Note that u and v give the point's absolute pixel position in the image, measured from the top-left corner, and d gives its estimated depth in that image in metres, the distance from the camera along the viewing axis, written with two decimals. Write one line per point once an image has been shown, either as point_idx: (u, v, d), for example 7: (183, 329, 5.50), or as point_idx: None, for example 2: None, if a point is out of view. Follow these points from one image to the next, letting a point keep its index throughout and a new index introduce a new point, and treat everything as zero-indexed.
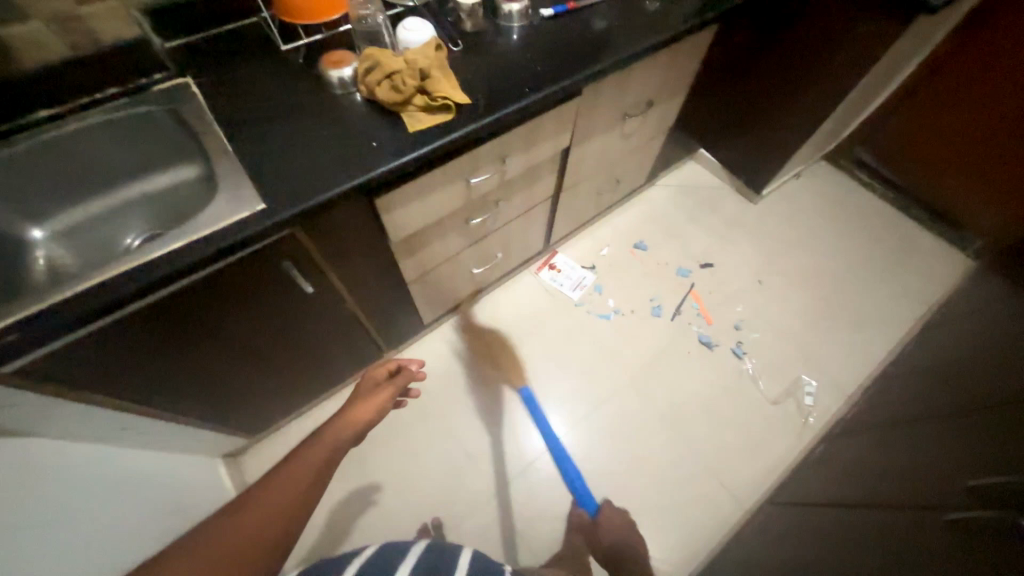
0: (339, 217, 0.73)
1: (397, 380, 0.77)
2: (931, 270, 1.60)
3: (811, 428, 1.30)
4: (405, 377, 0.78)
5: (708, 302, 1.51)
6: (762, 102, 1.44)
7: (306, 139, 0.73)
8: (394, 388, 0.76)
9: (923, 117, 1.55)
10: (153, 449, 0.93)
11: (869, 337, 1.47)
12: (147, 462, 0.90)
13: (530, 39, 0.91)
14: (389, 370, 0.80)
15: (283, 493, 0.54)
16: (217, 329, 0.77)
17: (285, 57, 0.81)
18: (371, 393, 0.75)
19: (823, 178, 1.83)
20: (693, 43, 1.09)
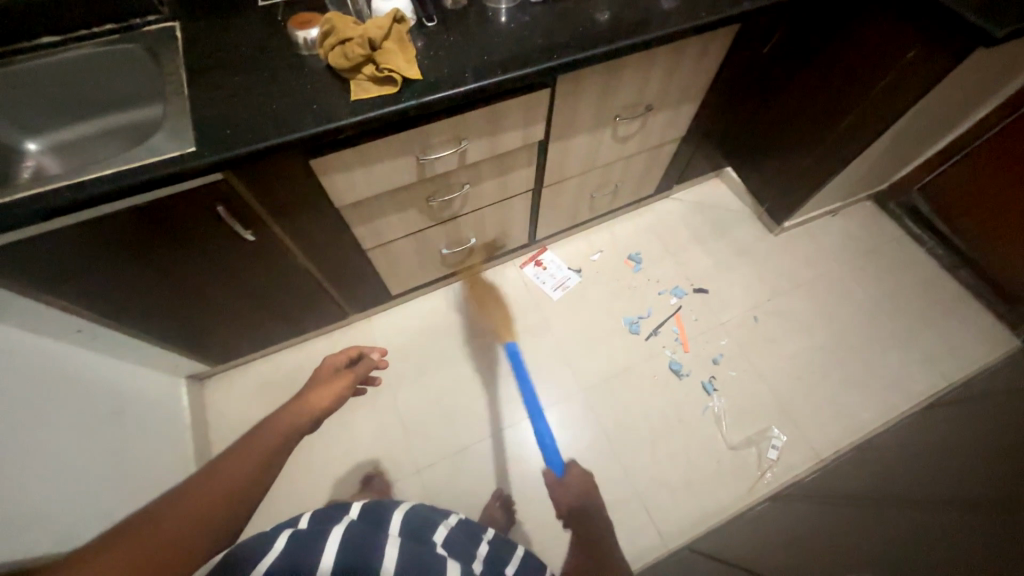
0: (275, 172, 0.76)
1: (358, 367, 0.77)
2: (965, 344, 1.40)
3: (767, 484, 1.20)
4: (366, 363, 0.79)
5: (690, 329, 1.42)
6: (794, 123, 1.31)
7: (255, 92, 0.75)
8: (355, 374, 0.76)
9: (995, 167, 1.34)
10: (117, 356, 1.01)
11: (866, 402, 1.31)
12: (107, 367, 0.98)
13: (513, 22, 0.88)
14: (349, 357, 0.80)
15: (259, 453, 0.52)
16: (160, 260, 0.82)
17: (265, 13, 0.85)
18: (332, 377, 0.74)
19: (863, 220, 1.64)
20: (704, 48, 1.01)
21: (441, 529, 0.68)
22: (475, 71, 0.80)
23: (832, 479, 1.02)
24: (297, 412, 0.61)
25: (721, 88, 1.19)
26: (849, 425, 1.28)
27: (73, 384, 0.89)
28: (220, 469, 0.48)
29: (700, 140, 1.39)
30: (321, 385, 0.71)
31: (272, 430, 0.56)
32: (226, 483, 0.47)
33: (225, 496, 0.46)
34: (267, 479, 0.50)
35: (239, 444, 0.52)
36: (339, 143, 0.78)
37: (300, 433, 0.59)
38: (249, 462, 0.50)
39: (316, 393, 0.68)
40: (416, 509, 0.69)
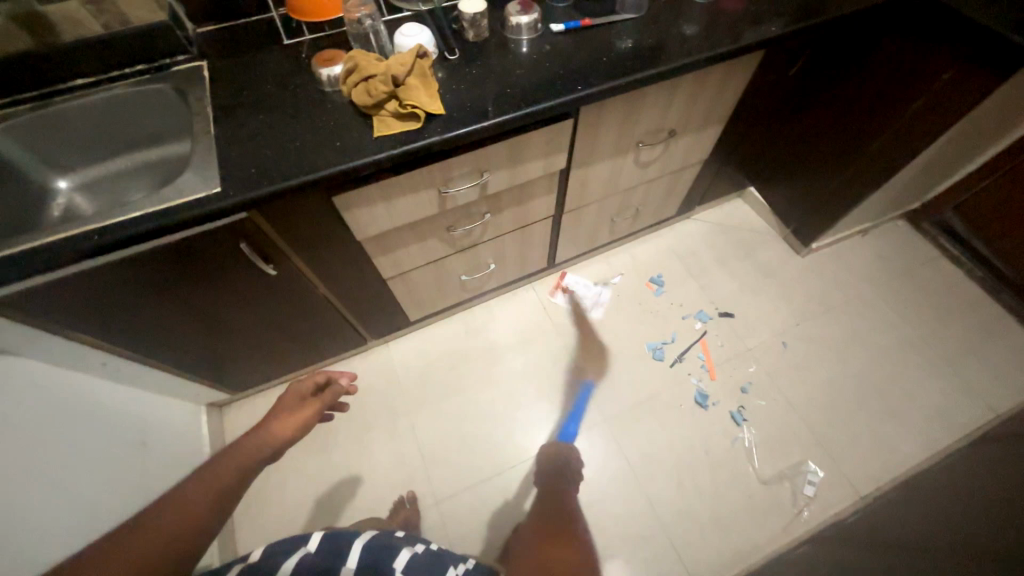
0: (299, 210, 0.76)
1: (322, 398, 0.70)
2: (1011, 372, 1.32)
3: (803, 523, 1.13)
4: (333, 392, 0.72)
5: (716, 355, 1.37)
6: (821, 143, 1.27)
7: (279, 131, 0.75)
8: (321, 403, 0.70)
9: None
10: (140, 388, 1.01)
11: (906, 434, 1.24)
12: (131, 400, 0.98)
13: (535, 53, 0.87)
14: (316, 383, 0.72)
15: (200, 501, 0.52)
16: (183, 295, 0.82)
17: (290, 50, 0.86)
18: (292, 407, 0.68)
19: (895, 240, 1.57)
20: (729, 73, 0.99)
21: (402, 557, 0.64)
22: (497, 104, 0.79)
23: (874, 521, 0.95)
24: (247, 451, 0.59)
25: (745, 111, 1.16)
26: (890, 460, 1.21)
27: (95, 418, 0.88)
28: (159, 518, 0.49)
29: (723, 161, 1.35)
30: (278, 416, 0.66)
31: (217, 473, 0.55)
32: (168, 528, 0.49)
33: (163, 550, 0.48)
34: (205, 531, 0.51)
35: (181, 489, 0.53)
36: (362, 179, 0.77)
37: (250, 473, 0.58)
38: (188, 512, 0.51)
39: (272, 426, 0.64)
40: (377, 537, 0.66)
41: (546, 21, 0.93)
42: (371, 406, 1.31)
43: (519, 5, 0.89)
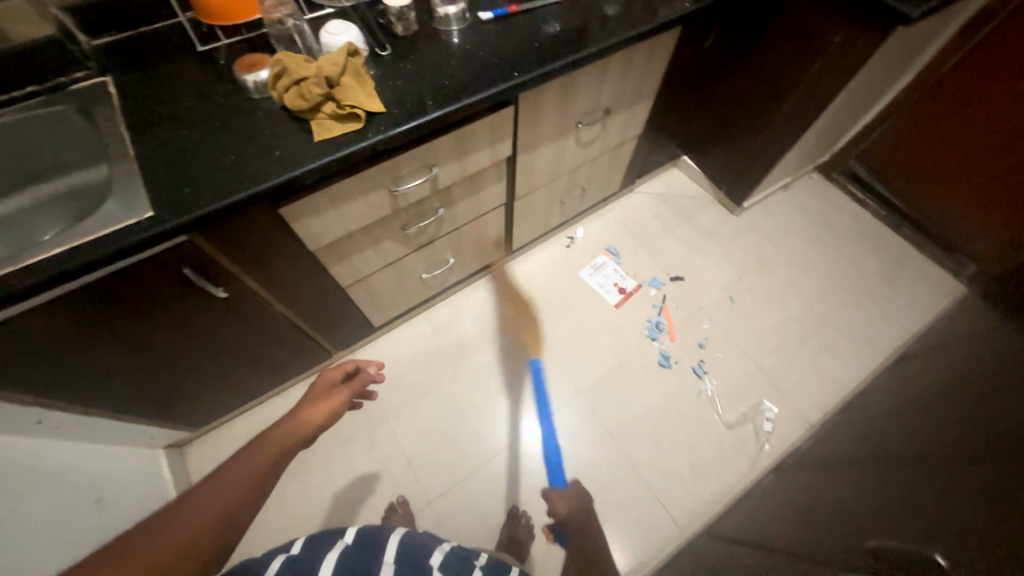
0: (243, 226, 0.72)
1: (354, 382, 0.71)
2: (917, 294, 1.51)
3: (767, 456, 1.25)
4: (361, 378, 0.72)
5: (673, 317, 1.46)
6: (742, 108, 1.37)
7: (209, 145, 0.71)
8: (350, 390, 0.70)
9: (924, 129, 1.46)
10: (85, 443, 0.91)
11: (841, 363, 1.39)
12: (75, 459, 0.88)
13: (467, 43, 0.87)
14: (345, 371, 0.73)
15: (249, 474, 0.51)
16: (125, 332, 0.76)
17: (206, 58, 0.80)
18: (324, 396, 0.68)
19: (813, 192, 1.73)
20: (653, 49, 1.04)
21: (436, 557, 0.63)
22: (437, 97, 0.79)
23: (825, 443, 1.07)
24: (288, 431, 0.58)
25: (672, 84, 1.23)
26: (831, 387, 1.35)
27: (46, 479, 0.80)
28: (209, 488, 0.48)
29: (657, 134, 1.42)
30: (311, 403, 0.65)
31: (261, 449, 0.54)
32: (222, 492, 0.48)
33: (214, 518, 0.45)
34: (253, 503, 0.48)
35: (229, 464, 0.51)
36: (308, 187, 0.74)
37: (291, 452, 0.57)
38: (237, 485, 0.49)
39: (308, 411, 0.64)
40: (412, 535, 0.64)
41: (474, 9, 0.93)
42: (346, 419, 1.27)
43: None
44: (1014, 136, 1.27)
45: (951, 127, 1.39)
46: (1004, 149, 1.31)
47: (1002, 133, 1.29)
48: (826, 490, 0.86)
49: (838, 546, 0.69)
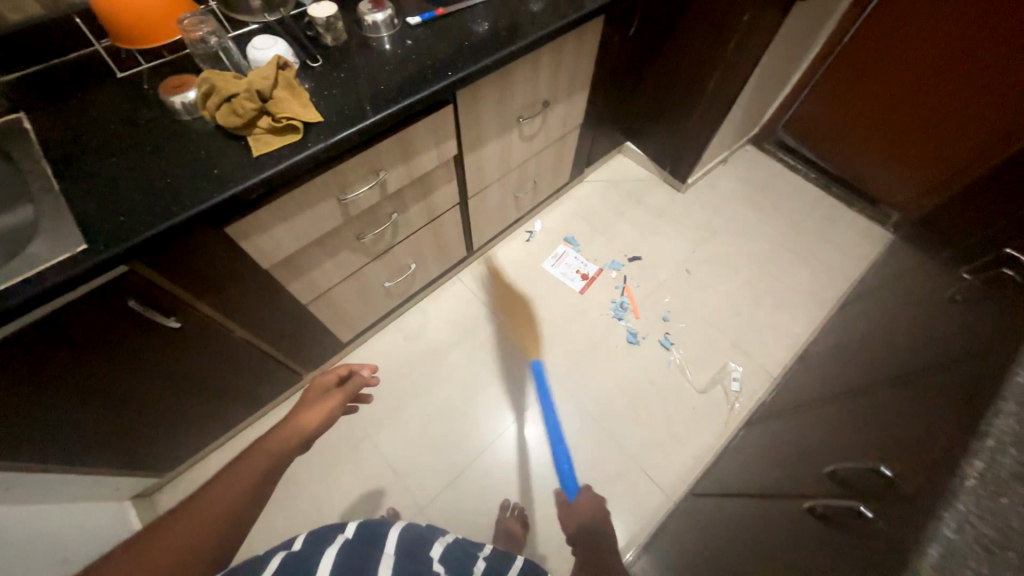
0: (188, 251, 0.70)
1: (347, 387, 0.67)
2: (852, 246, 1.63)
3: (738, 414, 1.31)
4: (355, 384, 0.68)
5: (636, 295, 1.52)
6: (673, 89, 1.45)
7: (142, 171, 0.69)
8: (345, 394, 0.66)
9: (839, 94, 1.60)
10: (47, 502, 0.84)
11: (794, 317, 1.48)
12: (40, 522, 0.81)
13: (399, 48, 0.89)
14: (339, 375, 0.69)
15: (244, 483, 0.51)
16: (75, 377, 0.72)
17: (128, 84, 0.78)
18: (316, 403, 0.64)
19: (749, 163, 1.84)
20: (581, 40, 1.08)
21: (436, 549, 0.63)
22: (375, 102, 0.80)
23: (788, 393, 1.14)
24: (281, 442, 0.57)
25: (604, 73, 1.28)
26: (787, 341, 1.44)
27: (22, 541, 0.75)
28: (203, 500, 0.49)
29: (598, 122, 1.48)
30: (302, 412, 0.62)
31: (256, 456, 0.55)
32: (220, 506, 0.49)
33: (211, 525, 0.47)
34: (247, 513, 0.50)
35: (223, 474, 0.52)
36: (252, 204, 0.73)
37: (285, 460, 0.57)
38: (230, 496, 0.50)
39: (299, 420, 0.60)
40: (410, 528, 0.63)
41: (401, 15, 0.94)
42: (325, 439, 1.25)
43: (371, 3, 0.89)
44: (917, 89, 1.41)
45: (864, 88, 1.53)
46: (910, 102, 1.44)
47: (906, 89, 1.43)
48: (790, 433, 0.92)
49: (800, 477, 0.74)
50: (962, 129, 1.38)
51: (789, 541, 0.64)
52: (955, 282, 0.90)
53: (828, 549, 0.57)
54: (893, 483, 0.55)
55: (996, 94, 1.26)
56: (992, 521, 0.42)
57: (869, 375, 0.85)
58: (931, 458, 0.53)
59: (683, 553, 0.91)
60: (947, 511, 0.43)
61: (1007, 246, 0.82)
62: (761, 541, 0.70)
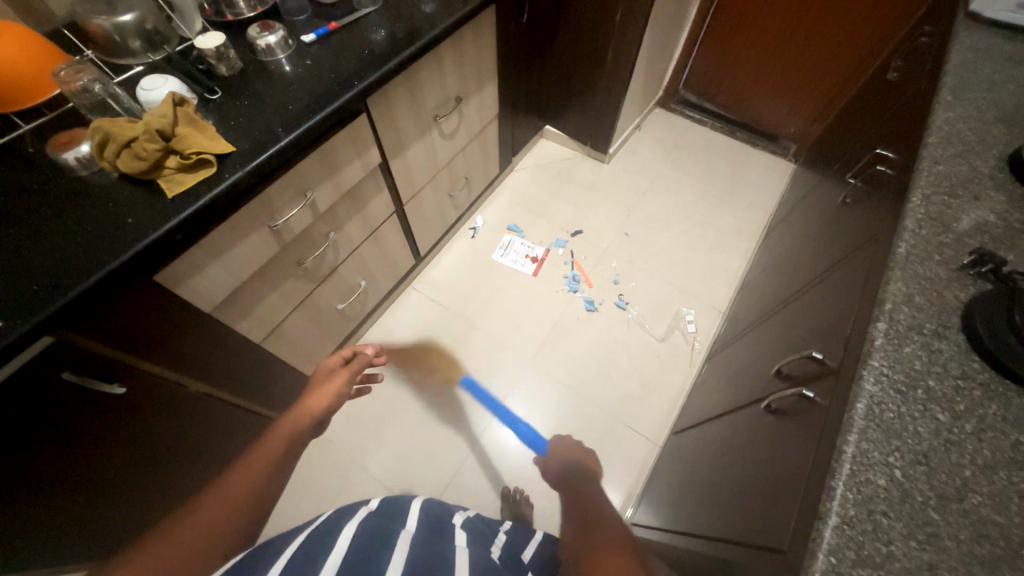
0: (118, 309, 0.66)
1: (354, 364, 0.76)
2: (764, 181, 1.79)
3: (699, 351, 1.41)
4: (360, 361, 0.77)
5: (586, 266, 1.58)
6: (577, 65, 1.52)
7: (46, 236, 0.64)
8: (352, 371, 0.75)
9: (722, 48, 1.77)
10: None
11: (728, 254, 1.61)
12: None
13: (300, 68, 0.88)
14: (343, 357, 0.79)
15: (260, 467, 0.51)
16: (24, 473, 0.65)
17: (9, 149, 0.72)
18: (326, 379, 0.73)
19: (661, 125, 1.97)
20: (480, 33, 1.12)
21: (457, 519, 0.64)
22: (286, 123, 0.79)
23: (737, 321, 1.24)
24: (297, 419, 0.62)
25: (509, 62, 1.33)
26: (726, 276, 1.56)
27: None
28: (223, 484, 0.48)
29: (514, 111, 1.53)
30: (316, 389, 0.71)
31: (270, 440, 0.56)
32: (243, 485, 0.48)
33: (235, 506, 0.46)
34: (271, 490, 0.49)
35: (242, 460, 0.52)
36: (180, 246, 0.71)
37: (303, 441, 0.59)
38: (251, 477, 0.50)
39: (311, 399, 0.68)
40: (429, 503, 0.64)
41: (294, 35, 0.93)
42: (312, 476, 1.21)
43: (260, 28, 0.87)
44: (784, 31, 1.59)
45: (742, 37, 1.70)
46: (780, 43, 1.63)
47: (775, 32, 1.61)
48: (743, 352, 1.01)
49: (754, 386, 0.82)
50: (827, 62, 1.57)
51: (754, 440, 0.71)
52: (846, 188, 1.02)
53: (785, 431, 0.64)
54: (824, 364, 0.63)
55: (846, 25, 1.46)
56: (898, 368, 0.52)
57: (797, 286, 0.95)
58: (851, 331, 0.61)
59: (675, 483, 0.97)
60: (866, 368, 0.53)
61: (879, 148, 0.95)
62: (732, 449, 0.77)
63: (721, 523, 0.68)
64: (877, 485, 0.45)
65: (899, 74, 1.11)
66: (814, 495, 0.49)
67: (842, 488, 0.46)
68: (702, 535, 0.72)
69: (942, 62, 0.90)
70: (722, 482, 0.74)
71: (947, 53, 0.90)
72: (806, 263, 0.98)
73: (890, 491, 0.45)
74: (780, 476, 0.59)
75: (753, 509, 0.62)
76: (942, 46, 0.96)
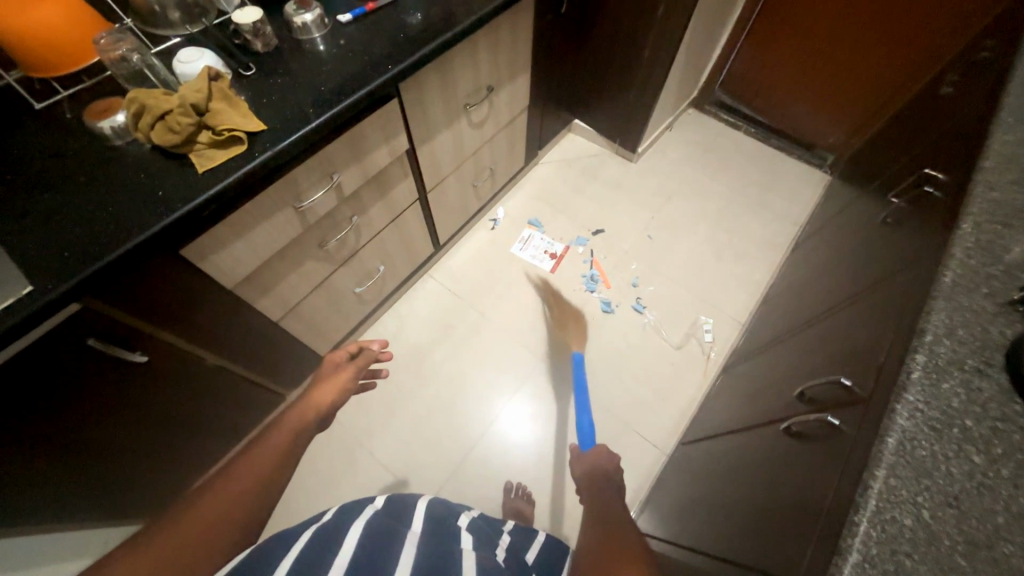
0: (143, 280, 0.67)
1: (359, 360, 0.75)
2: (796, 192, 1.73)
3: (714, 362, 1.39)
4: (366, 357, 0.77)
5: (605, 266, 1.56)
6: (613, 59, 1.48)
7: (79, 204, 0.65)
8: (357, 366, 0.75)
9: (764, 50, 1.70)
10: None
11: (752, 265, 1.57)
12: None
13: (334, 48, 0.87)
14: (350, 352, 0.78)
15: (270, 456, 0.52)
16: (46, 434, 0.67)
17: (47, 115, 0.73)
18: (333, 373, 0.73)
19: (693, 126, 1.91)
20: (517, 22, 1.09)
21: (463, 520, 0.64)
22: (318, 104, 0.78)
23: (757, 335, 1.21)
24: (304, 411, 0.62)
25: (544, 53, 1.30)
26: (748, 288, 1.52)
27: None
28: (233, 471, 0.48)
29: (544, 103, 1.50)
30: (323, 382, 0.70)
31: (279, 429, 0.56)
32: (252, 473, 0.49)
33: (244, 495, 0.47)
34: (279, 480, 0.50)
35: (252, 447, 0.52)
36: (207, 222, 0.71)
37: (308, 435, 0.59)
38: (260, 465, 0.50)
39: (319, 390, 0.68)
40: (436, 501, 0.65)
41: (330, 14, 0.92)
42: (320, 455, 1.23)
43: (297, 4, 0.86)
44: (833, 36, 1.52)
45: (786, 41, 1.63)
46: (827, 49, 1.56)
47: (824, 37, 1.54)
48: (763, 368, 0.99)
49: (773, 406, 0.80)
50: (875, 72, 1.50)
51: (770, 462, 0.70)
52: (886, 207, 0.98)
53: (805, 458, 0.62)
54: (852, 392, 0.61)
55: (901, 34, 1.38)
56: (934, 405, 0.50)
57: (826, 306, 0.92)
58: (885, 360, 0.59)
59: (682, 495, 0.95)
60: (899, 403, 0.50)
61: (928, 167, 0.91)
62: (746, 468, 0.75)
63: (730, 542, 0.67)
64: (903, 525, 0.44)
65: (954, 89, 1.05)
66: (833, 529, 0.47)
67: (865, 525, 0.44)
68: (707, 553, 0.71)
69: (1005, 79, 0.85)
70: (733, 501, 0.73)
71: (1014, 70, 0.85)
72: (839, 282, 0.95)
73: (916, 532, 0.43)
74: (796, 504, 0.58)
75: (764, 534, 0.61)
76: (1006, 62, 0.90)
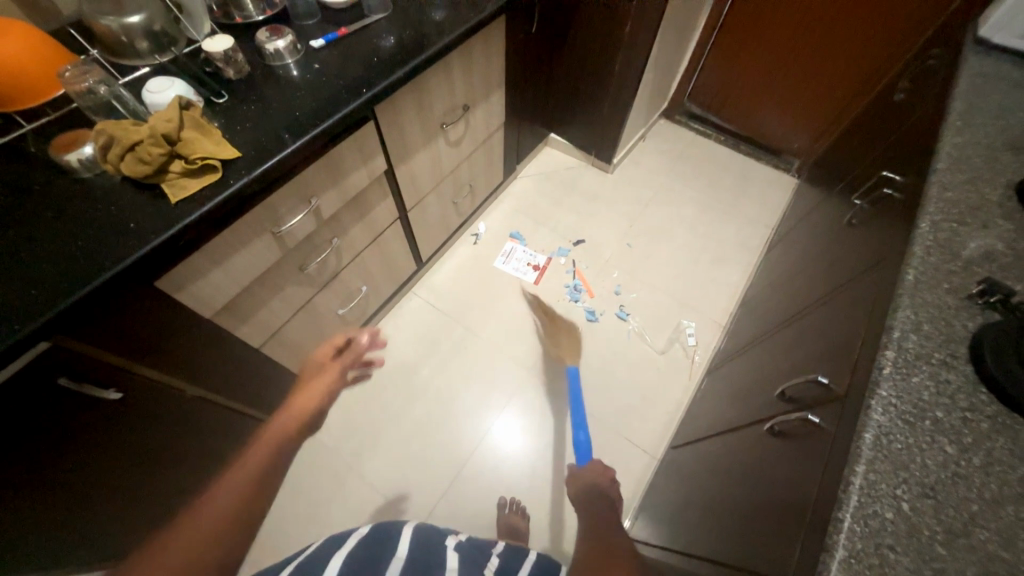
0: (117, 314, 0.65)
1: (346, 353, 0.76)
2: (767, 196, 1.79)
3: (698, 365, 1.41)
4: (354, 350, 0.77)
5: (588, 275, 1.58)
6: (584, 74, 1.53)
7: (45, 240, 0.63)
8: (344, 361, 0.75)
9: (728, 62, 1.78)
10: None
11: (729, 268, 1.61)
12: None
13: (307, 73, 0.87)
14: (337, 346, 0.77)
15: (246, 484, 0.49)
16: (12, 485, 0.64)
17: (10, 149, 0.71)
18: (320, 372, 0.74)
19: (665, 136, 1.97)
20: (489, 43, 1.12)
21: (450, 541, 0.64)
22: (293, 129, 0.78)
23: (738, 336, 1.24)
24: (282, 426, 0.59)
25: (517, 71, 1.33)
26: (727, 291, 1.56)
27: None
28: (207, 505, 0.46)
29: (520, 119, 1.53)
30: (307, 385, 0.71)
31: (255, 453, 0.53)
32: (226, 507, 0.46)
33: (218, 531, 0.44)
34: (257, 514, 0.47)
35: (225, 477, 0.49)
36: (182, 252, 0.70)
37: (287, 450, 0.56)
38: (235, 497, 0.47)
39: (304, 393, 0.69)
40: (422, 525, 0.64)
41: (303, 40, 0.93)
42: (307, 483, 1.20)
43: (269, 32, 0.87)
44: (791, 48, 1.60)
45: (748, 52, 1.71)
46: (787, 59, 1.63)
47: (784, 49, 1.62)
48: (745, 368, 1.01)
49: (757, 407, 0.82)
50: (831, 80, 1.58)
51: (757, 462, 0.71)
52: (851, 208, 1.02)
53: (789, 456, 0.64)
54: (829, 390, 0.63)
55: (852, 45, 1.47)
56: (905, 398, 0.52)
57: (801, 306, 0.95)
58: (858, 358, 0.61)
59: (674, 500, 0.96)
60: (874, 398, 0.52)
61: (885, 170, 0.96)
62: (733, 470, 0.77)
63: (723, 545, 0.68)
64: (884, 518, 0.45)
65: (905, 96, 1.12)
66: (820, 525, 0.48)
67: (849, 521, 0.45)
68: (701, 557, 0.71)
69: (951, 86, 0.91)
70: (723, 504, 0.74)
71: (956, 77, 0.91)
72: (812, 282, 0.98)
73: (897, 525, 0.45)
74: (783, 503, 0.59)
75: (754, 534, 0.62)
76: (951, 70, 0.96)
